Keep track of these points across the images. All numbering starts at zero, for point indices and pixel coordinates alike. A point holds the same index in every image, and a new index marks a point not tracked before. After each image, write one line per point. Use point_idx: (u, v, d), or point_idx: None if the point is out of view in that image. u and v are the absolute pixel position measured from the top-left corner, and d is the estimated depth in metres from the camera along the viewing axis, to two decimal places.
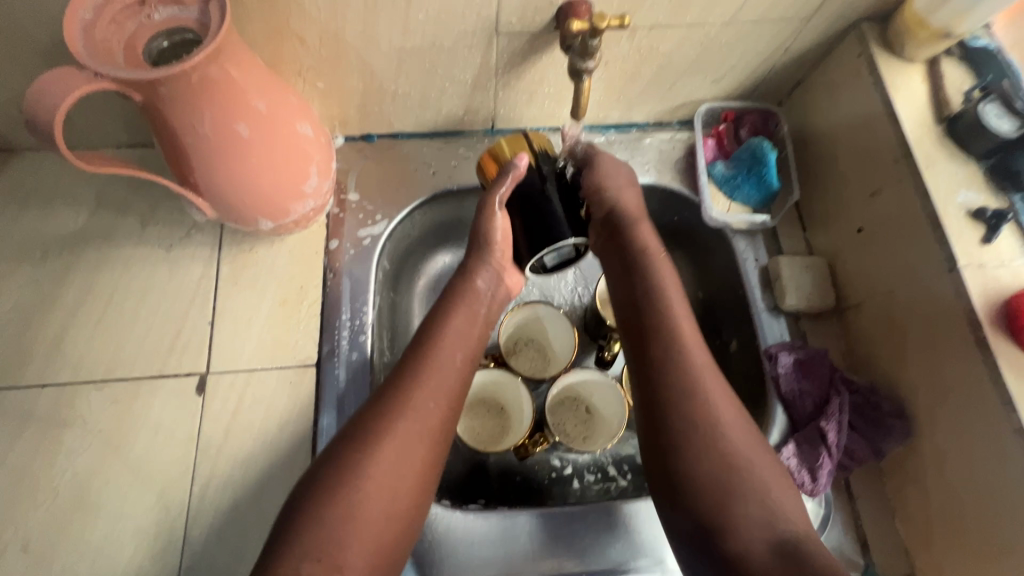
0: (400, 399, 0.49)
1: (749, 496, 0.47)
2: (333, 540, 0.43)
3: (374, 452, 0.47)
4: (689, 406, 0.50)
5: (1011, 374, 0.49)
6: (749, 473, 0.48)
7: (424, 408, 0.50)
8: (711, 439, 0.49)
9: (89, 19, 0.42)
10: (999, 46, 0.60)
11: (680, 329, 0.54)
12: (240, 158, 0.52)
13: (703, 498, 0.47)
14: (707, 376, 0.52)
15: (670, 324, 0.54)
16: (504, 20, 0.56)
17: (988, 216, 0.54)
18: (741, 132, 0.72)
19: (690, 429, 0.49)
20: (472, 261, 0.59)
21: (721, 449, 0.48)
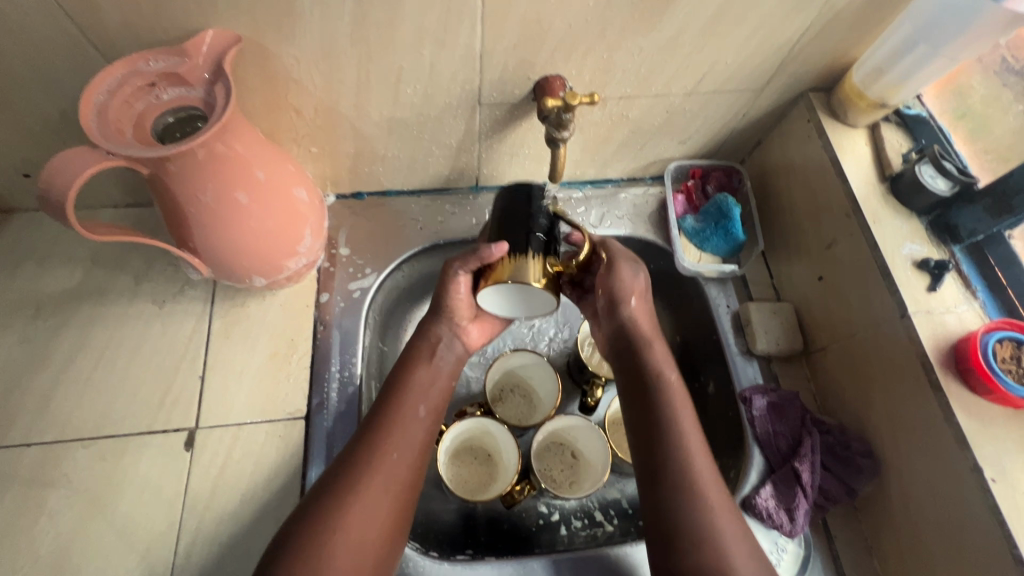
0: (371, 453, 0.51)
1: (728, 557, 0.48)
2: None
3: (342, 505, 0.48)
4: (674, 451, 0.52)
5: (963, 414, 0.52)
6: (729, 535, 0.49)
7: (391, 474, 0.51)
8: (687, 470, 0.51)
9: (103, 101, 0.45)
10: (929, 113, 0.67)
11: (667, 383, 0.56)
12: (238, 222, 0.55)
13: (671, 521, 0.49)
14: (687, 420, 0.54)
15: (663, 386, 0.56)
16: (486, 92, 0.61)
17: (931, 266, 0.59)
18: (708, 187, 0.77)
19: (679, 500, 0.50)
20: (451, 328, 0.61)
21: (694, 481, 0.51)
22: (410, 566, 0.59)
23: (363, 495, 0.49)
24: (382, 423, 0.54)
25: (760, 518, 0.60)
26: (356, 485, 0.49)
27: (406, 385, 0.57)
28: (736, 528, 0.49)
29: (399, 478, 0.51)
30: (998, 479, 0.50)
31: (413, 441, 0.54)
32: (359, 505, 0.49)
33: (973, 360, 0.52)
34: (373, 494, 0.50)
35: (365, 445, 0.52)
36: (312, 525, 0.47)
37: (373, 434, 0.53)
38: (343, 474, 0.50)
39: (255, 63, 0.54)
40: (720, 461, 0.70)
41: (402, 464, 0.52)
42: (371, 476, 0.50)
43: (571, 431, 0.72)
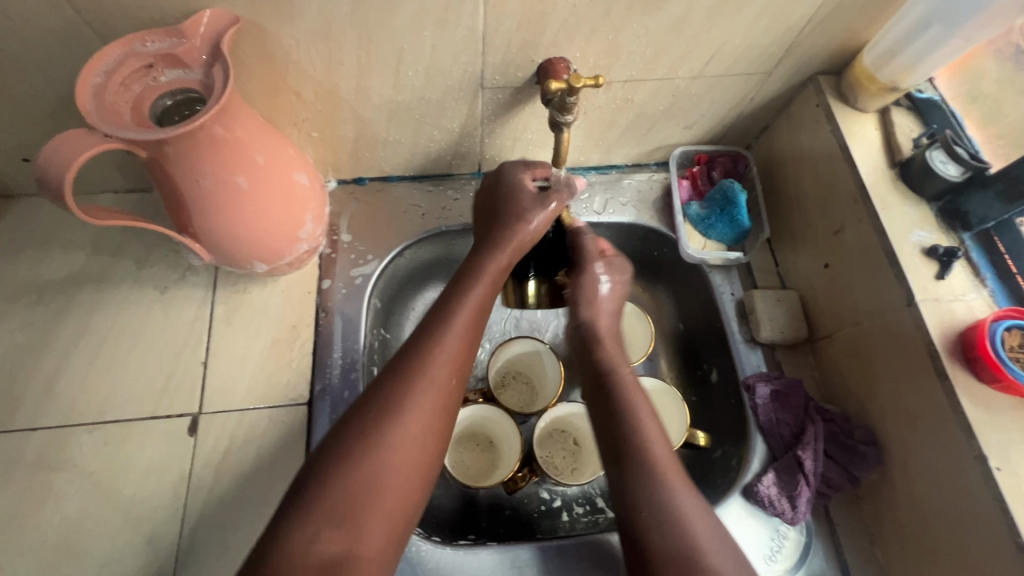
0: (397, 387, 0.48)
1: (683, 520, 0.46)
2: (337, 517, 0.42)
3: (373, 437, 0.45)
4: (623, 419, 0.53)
5: (969, 402, 0.52)
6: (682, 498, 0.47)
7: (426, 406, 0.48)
8: (640, 456, 0.50)
9: (100, 82, 0.45)
10: (942, 98, 0.65)
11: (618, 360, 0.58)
12: (238, 207, 0.54)
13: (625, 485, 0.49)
14: (644, 409, 0.54)
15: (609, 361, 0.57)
16: (489, 75, 0.60)
17: (941, 253, 0.57)
18: (714, 173, 0.76)
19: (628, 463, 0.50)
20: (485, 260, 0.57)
21: (650, 464, 0.49)
22: (413, 550, 0.60)
23: (415, 401, 0.47)
24: (433, 331, 0.51)
25: (762, 505, 0.60)
26: (409, 391, 0.47)
27: (463, 296, 0.54)
28: (695, 509, 0.47)
29: (450, 385, 0.50)
30: (1003, 468, 0.49)
31: (465, 347, 0.52)
32: (414, 410, 0.47)
33: (980, 348, 0.51)
34: (427, 399, 0.48)
35: (416, 351, 0.50)
36: (363, 428, 0.46)
37: (425, 344, 0.50)
38: (395, 380, 0.48)
39: (254, 45, 0.53)
40: (721, 449, 0.69)
41: (454, 374, 0.51)
42: (424, 381, 0.48)
43: (574, 419, 0.73)
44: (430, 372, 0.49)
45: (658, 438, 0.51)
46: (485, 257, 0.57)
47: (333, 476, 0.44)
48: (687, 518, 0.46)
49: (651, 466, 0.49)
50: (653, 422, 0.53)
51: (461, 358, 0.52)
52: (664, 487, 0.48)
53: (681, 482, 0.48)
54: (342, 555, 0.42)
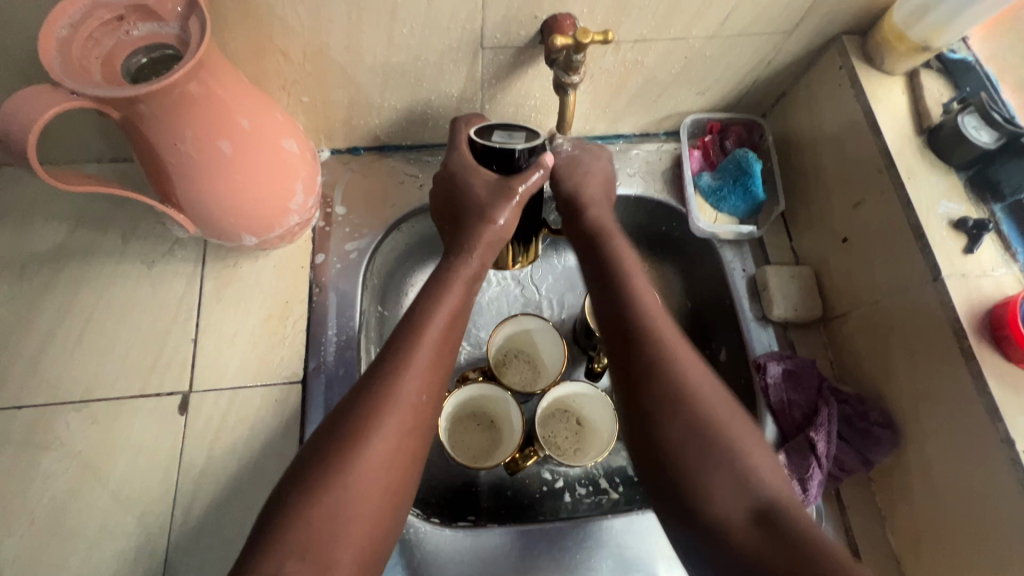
0: (365, 412, 0.45)
1: (732, 446, 0.45)
2: (308, 547, 0.40)
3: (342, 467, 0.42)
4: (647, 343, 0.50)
5: (995, 383, 0.49)
6: (731, 425, 0.46)
7: (391, 433, 0.45)
8: (689, 402, 0.46)
9: (66, 36, 0.41)
10: (976, 59, 0.61)
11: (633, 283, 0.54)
12: (223, 175, 0.51)
13: (659, 414, 0.47)
14: (677, 346, 0.50)
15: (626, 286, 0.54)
16: (489, 34, 0.56)
17: (970, 226, 0.54)
18: (727, 143, 0.72)
19: (664, 388, 0.47)
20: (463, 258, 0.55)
21: (688, 395, 0.47)
22: (411, 532, 0.58)
23: (382, 429, 0.44)
24: (404, 347, 0.49)
25: None
26: (376, 414, 0.45)
27: (436, 307, 0.52)
28: (756, 456, 0.45)
29: (420, 404, 0.47)
30: None
31: (433, 366, 0.49)
32: (382, 433, 0.44)
33: (1010, 326, 0.49)
34: (397, 420, 0.45)
35: (384, 371, 0.47)
36: (331, 452, 0.43)
37: (395, 361, 0.48)
38: (366, 401, 0.45)
39: None
40: None
41: (426, 390, 0.48)
42: (394, 399, 0.46)
43: (577, 398, 0.70)
44: (399, 391, 0.46)
45: (702, 382, 0.48)
46: (459, 263, 0.55)
47: (299, 506, 0.41)
48: (750, 468, 0.44)
49: (700, 412, 0.46)
50: (694, 362, 0.49)
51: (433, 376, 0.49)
52: (717, 433, 0.45)
53: (735, 429, 0.46)
54: None
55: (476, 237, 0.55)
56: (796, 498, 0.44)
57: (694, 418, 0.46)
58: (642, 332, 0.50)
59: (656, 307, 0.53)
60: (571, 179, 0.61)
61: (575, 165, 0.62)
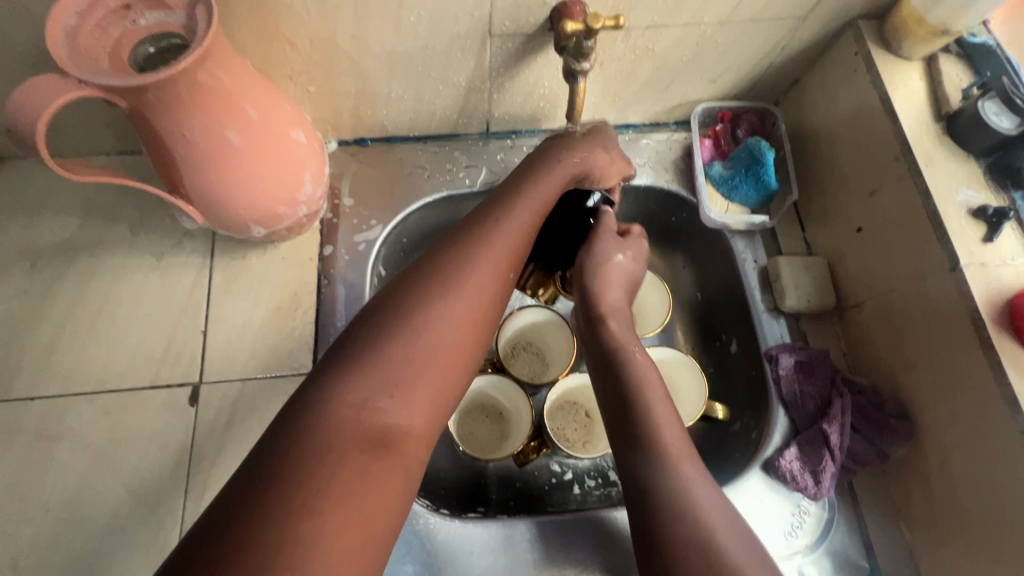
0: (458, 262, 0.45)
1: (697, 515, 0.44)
2: (382, 396, 0.39)
3: (429, 300, 0.43)
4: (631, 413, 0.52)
5: (1015, 373, 0.48)
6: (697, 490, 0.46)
7: (473, 291, 0.45)
8: (647, 438, 0.50)
9: (73, 25, 0.41)
10: (996, 43, 0.59)
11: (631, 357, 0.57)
12: (231, 165, 0.51)
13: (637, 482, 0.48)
14: (652, 392, 0.53)
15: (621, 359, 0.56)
16: (497, 21, 0.55)
17: (989, 214, 0.53)
18: (738, 131, 0.71)
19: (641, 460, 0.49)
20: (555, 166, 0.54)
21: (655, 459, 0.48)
22: (421, 523, 0.58)
23: (462, 287, 0.44)
24: (481, 232, 0.48)
25: (783, 480, 0.58)
26: (461, 272, 0.45)
27: (513, 212, 0.50)
28: (700, 486, 0.47)
29: (504, 281, 0.48)
30: None
31: (522, 244, 0.49)
32: (457, 301, 0.44)
33: None
34: (490, 257, 0.47)
35: (465, 242, 0.47)
36: (405, 308, 0.42)
37: (479, 234, 0.48)
38: (450, 260, 0.46)
39: None
40: (740, 422, 0.67)
41: (506, 274, 0.48)
42: (472, 278, 0.45)
43: (585, 388, 0.71)
44: (479, 270, 0.46)
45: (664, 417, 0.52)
46: (553, 163, 0.54)
47: (366, 352, 0.40)
48: (688, 496, 0.46)
49: (652, 446, 0.49)
50: (662, 405, 0.53)
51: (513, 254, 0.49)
52: (657, 463, 0.48)
53: (683, 463, 0.48)
54: (389, 423, 0.39)
55: (544, 164, 0.54)
56: (736, 538, 0.44)
57: (647, 453, 0.49)
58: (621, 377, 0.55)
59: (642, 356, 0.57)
60: (593, 274, 0.61)
61: (608, 240, 0.61)
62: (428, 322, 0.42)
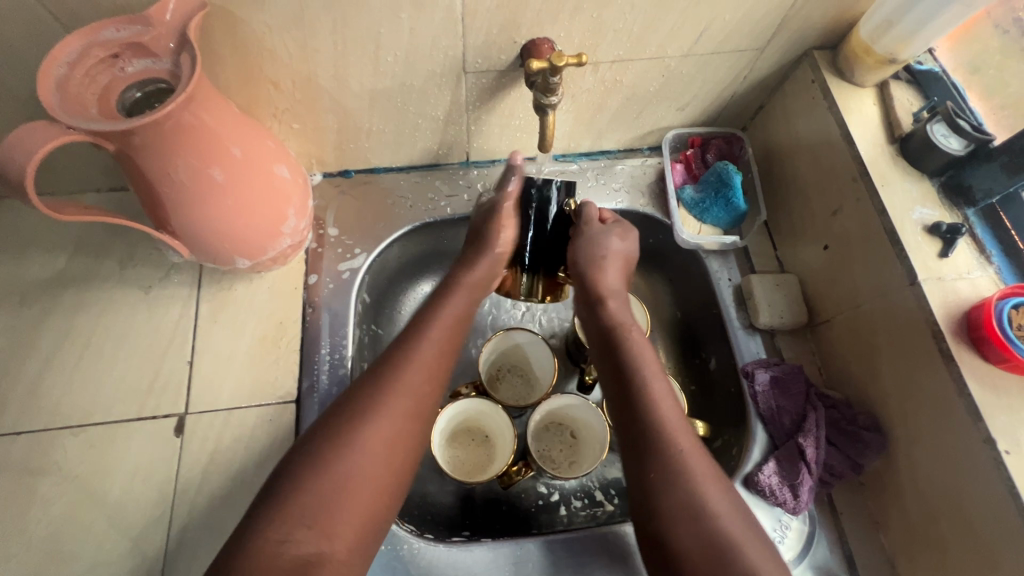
0: (390, 375, 0.49)
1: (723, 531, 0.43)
2: (319, 509, 0.42)
3: (362, 419, 0.46)
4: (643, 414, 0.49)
5: (975, 383, 0.50)
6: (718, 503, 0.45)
7: (398, 410, 0.47)
8: (671, 456, 0.46)
9: (64, 74, 0.43)
10: (942, 70, 0.63)
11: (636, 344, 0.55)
12: (215, 202, 0.53)
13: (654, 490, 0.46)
14: (661, 392, 0.51)
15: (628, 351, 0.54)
16: (471, 59, 0.58)
17: (943, 231, 0.55)
18: (708, 156, 0.74)
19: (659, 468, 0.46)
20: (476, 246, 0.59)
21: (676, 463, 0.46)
22: (405, 549, 0.58)
23: (388, 404, 0.47)
24: (411, 339, 0.52)
25: (762, 496, 0.58)
26: (386, 397, 0.47)
27: (448, 299, 0.56)
28: (712, 486, 0.45)
29: (434, 379, 0.51)
30: (1012, 451, 0.48)
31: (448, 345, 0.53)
32: (387, 408, 0.47)
33: (986, 328, 0.50)
34: (421, 364, 0.50)
35: (402, 347, 0.51)
36: (339, 423, 0.46)
37: (413, 335, 0.52)
38: (380, 374, 0.49)
39: (226, 32, 0.51)
40: (721, 438, 0.68)
41: (432, 377, 0.51)
42: (398, 384, 0.48)
43: (569, 410, 0.71)
44: (409, 371, 0.49)
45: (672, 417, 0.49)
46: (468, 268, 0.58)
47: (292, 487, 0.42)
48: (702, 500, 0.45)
49: (665, 444, 0.47)
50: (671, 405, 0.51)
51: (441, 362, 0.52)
52: (670, 461, 0.46)
53: (696, 464, 0.46)
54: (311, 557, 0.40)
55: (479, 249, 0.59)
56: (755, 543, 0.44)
57: (659, 452, 0.47)
58: (624, 372, 0.52)
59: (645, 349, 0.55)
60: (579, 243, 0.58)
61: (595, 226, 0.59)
62: (358, 472, 0.44)
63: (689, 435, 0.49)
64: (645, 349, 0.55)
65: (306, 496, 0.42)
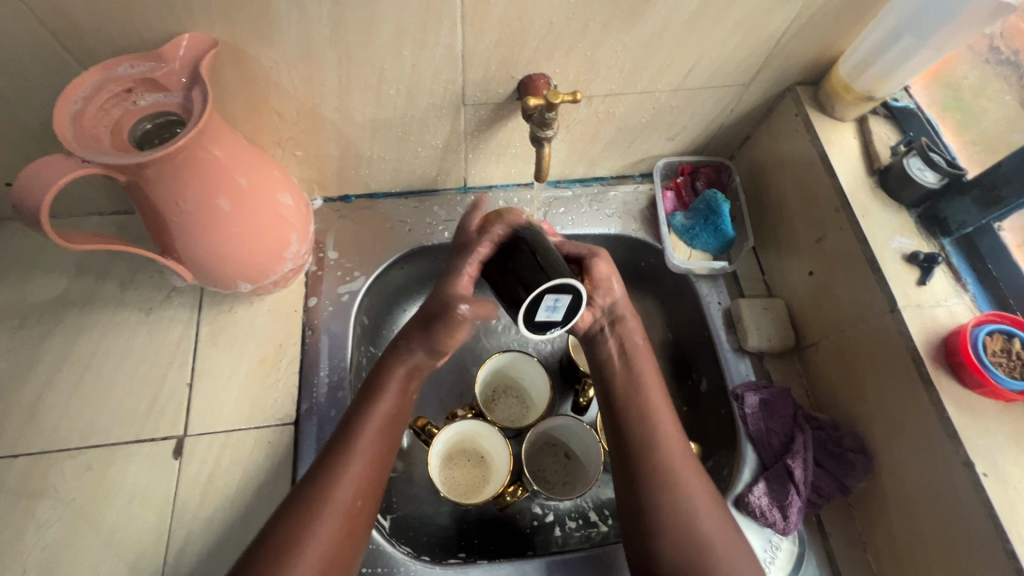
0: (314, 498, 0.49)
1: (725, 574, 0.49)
2: None
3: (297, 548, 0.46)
4: (651, 464, 0.54)
5: (954, 407, 0.52)
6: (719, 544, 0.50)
7: (326, 533, 0.48)
8: (679, 505, 0.51)
9: (79, 109, 0.45)
10: (917, 105, 0.67)
11: (648, 386, 0.58)
12: (221, 230, 0.54)
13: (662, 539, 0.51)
14: (672, 440, 0.55)
15: (641, 395, 0.57)
16: (470, 92, 0.61)
17: (921, 259, 0.58)
18: (698, 183, 0.77)
19: (667, 516, 0.51)
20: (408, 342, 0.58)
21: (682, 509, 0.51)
22: (402, 570, 0.59)
23: (315, 533, 0.47)
24: (338, 457, 0.51)
25: (753, 516, 0.59)
26: (306, 531, 0.47)
27: (375, 402, 0.55)
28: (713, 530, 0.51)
29: (356, 505, 0.50)
30: (990, 474, 0.49)
31: (376, 458, 0.53)
32: (315, 538, 0.47)
33: (962, 353, 0.52)
34: (341, 494, 0.50)
35: (329, 461, 0.51)
36: (270, 553, 0.46)
37: (338, 448, 0.52)
38: (307, 498, 0.49)
39: (235, 66, 0.53)
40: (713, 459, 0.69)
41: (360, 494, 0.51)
42: (326, 507, 0.49)
43: (564, 432, 0.72)
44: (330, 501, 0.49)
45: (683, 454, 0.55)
46: (394, 368, 0.57)
47: None
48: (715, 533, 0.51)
49: (683, 480, 0.53)
50: (678, 441, 0.56)
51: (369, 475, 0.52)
52: (688, 498, 0.52)
53: (706, 500, 0.52)
54: None
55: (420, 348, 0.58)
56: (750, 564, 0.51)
57: (677, 488, 0.52)
58: (641, 413, 0.56)
59: (656, 384, 0.59)
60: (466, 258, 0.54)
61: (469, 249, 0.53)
62: None
63: (694, 477, 0.54)
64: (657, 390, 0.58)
65: None
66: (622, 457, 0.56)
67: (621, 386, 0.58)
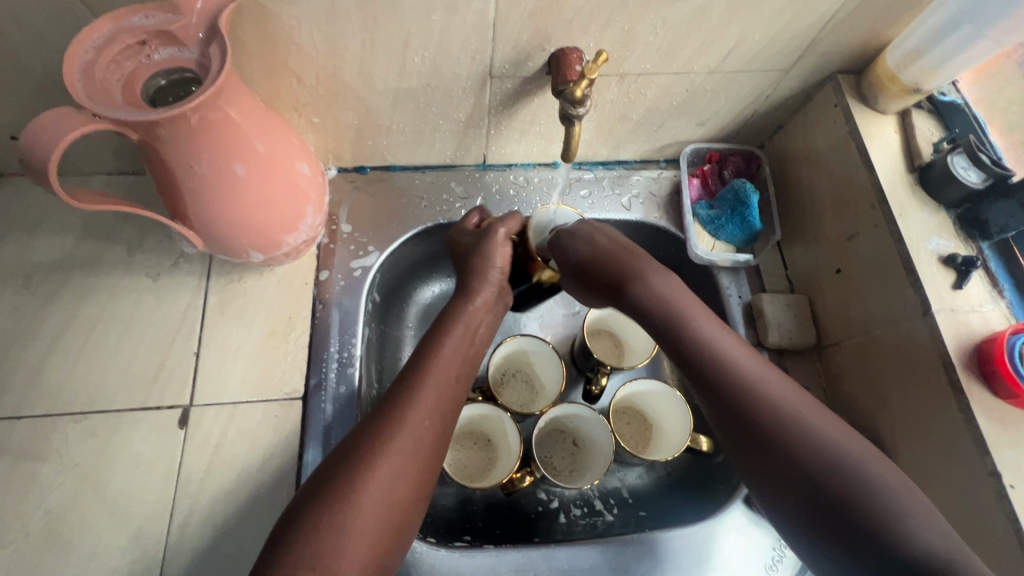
0: (403, 409, 0.49)
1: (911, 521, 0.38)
2: (327, 553, 0.40)
3: (382, 451, 0.46)
4: (756, 407, 0.44)
5: (984, 417, 0.51)
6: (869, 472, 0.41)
7: (409, 445, 0.47)
8: (814, 442, 0.42)
9: (89, 59, 0.42)
10: (965, 101, 0.64)
11: (694, 316, 0.50)
12: (236, 196, 0.52)
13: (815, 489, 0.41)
14: (749, 370, 0.46)
15: (690, 333, 0.49)
16: (498, 64, 0.58)
17: (958, 262, 0.56)
18: (725, 172, 0.74)
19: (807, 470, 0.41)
20: (475, 277, 0.60)
21: (820, 451, 0.42)
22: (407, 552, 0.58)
23: (399, 443, 0.47)
24: (412, 380, 0.51)
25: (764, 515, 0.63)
26: (396, 425, 0.47)
27: (446, 332, 0.56)
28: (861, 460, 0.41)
29: (440, 422, 0.50)
30: (1017, 486, 0.48)
31: (455, 383, 0.53)
32: (398, 446, 0.46)
33: (997, 362, 0.50)
34: (423, 401, 0.50)
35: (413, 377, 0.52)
36: (353, 456, 0.45)
37: (424, 361, 0.53)
38: (385, 411, 0.49)
39: (255, 24, 0.50)
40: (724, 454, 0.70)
41: (434, 414, 0.50)
42: (409, 420, 0.48)
43: (573, 419, 0.71)
44: (412, 406, 0.49)
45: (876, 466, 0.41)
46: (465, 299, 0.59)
47: (314, 519, 0.41)
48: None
49: (804, 426, 0.43)
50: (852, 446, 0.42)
51: (447, 402, 0.52)
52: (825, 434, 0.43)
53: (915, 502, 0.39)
54: None
55: (483, 267, 0.61)
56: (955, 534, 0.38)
57: (804, 440, 0.42)
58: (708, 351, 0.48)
59: (834, 424, 0.44)
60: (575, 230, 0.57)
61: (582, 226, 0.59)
62: (376, 501, 0.44)
63: (810, 407, 0.45)
64: (702, 314, 0.51)
65: (307, 539, 0.41)
66: (721, 409, 0.46)
67: (672, 318, 0.51)
